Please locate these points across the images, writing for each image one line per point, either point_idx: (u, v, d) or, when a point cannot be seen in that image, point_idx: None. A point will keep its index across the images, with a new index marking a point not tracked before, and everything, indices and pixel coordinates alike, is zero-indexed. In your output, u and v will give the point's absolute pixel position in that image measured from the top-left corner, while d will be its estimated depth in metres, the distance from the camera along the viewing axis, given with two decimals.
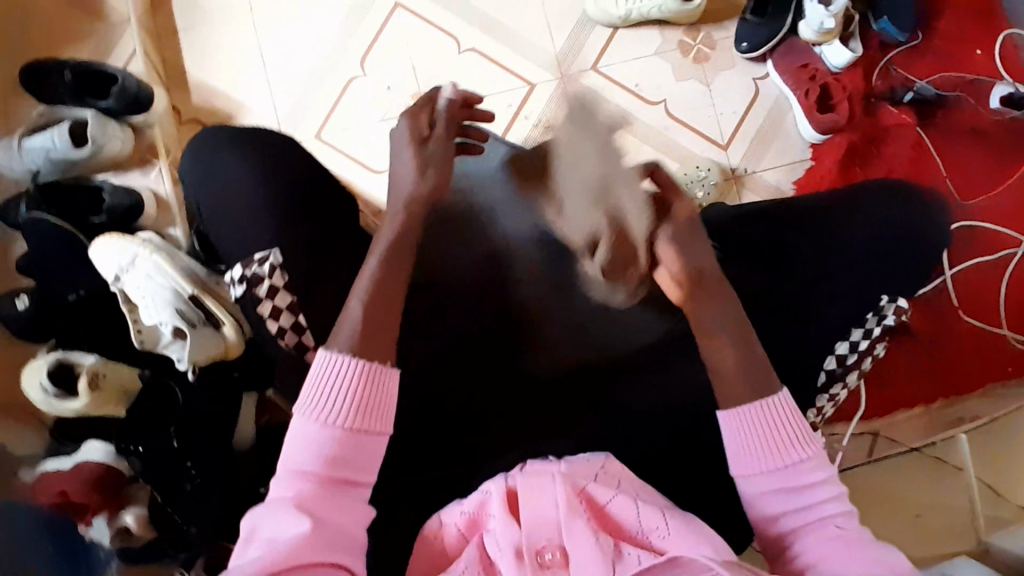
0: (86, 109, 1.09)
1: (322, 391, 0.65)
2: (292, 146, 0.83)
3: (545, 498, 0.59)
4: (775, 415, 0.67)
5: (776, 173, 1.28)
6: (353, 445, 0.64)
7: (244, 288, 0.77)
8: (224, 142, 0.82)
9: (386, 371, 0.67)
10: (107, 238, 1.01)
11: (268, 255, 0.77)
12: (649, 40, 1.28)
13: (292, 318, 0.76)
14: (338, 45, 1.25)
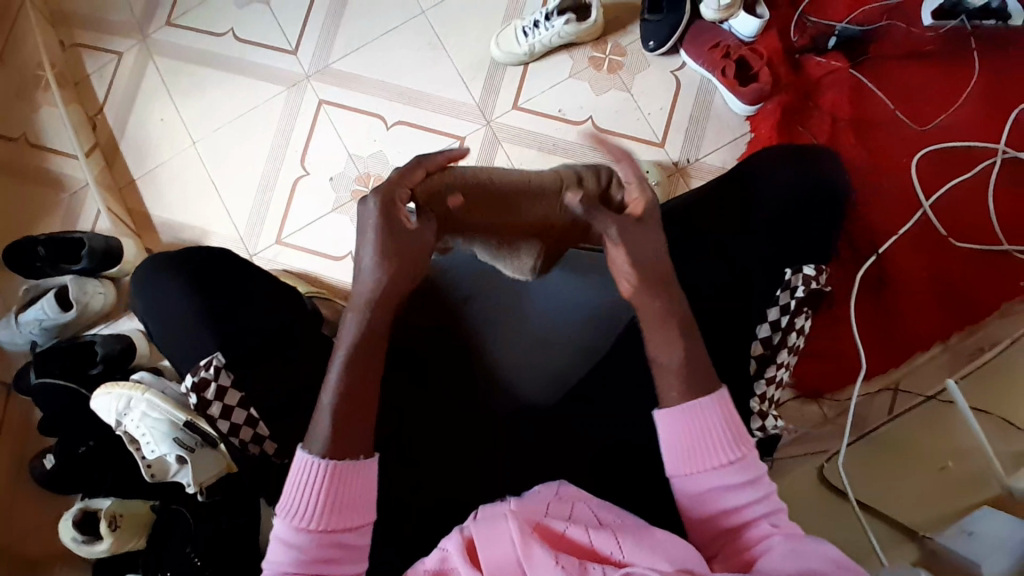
0: (67, 275, 1.20)
1: (296, 487, 0.65)
2: (227, 262, 0.85)
3: (500, 539, 0.64)
4: (703, 419, 0.70)
5: (719, 155, 1.27)
6: (336, 541, 0.65)
7: (193, 397, 0.77)
8: (156, 282, 0.83)
9: (366, 462, 0.67)
10: (101, 389, 1.04)
11: (211, 359, 0.78)
12: (560, 65, 1.31)
13: (244, 413, 0.78)
14: (276, 153, 1.33)
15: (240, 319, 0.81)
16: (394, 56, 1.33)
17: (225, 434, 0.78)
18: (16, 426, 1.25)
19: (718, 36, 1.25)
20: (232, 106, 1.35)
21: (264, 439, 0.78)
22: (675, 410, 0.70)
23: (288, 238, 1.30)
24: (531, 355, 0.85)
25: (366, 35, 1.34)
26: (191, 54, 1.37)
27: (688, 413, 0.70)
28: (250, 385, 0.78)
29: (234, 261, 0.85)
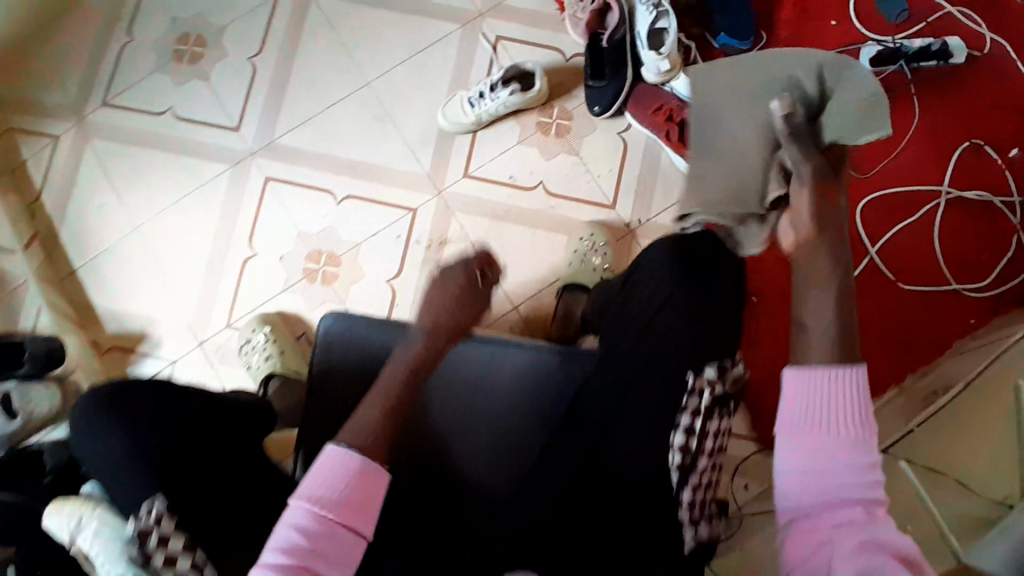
0: (8, 381, 1.13)
1: (318, 473, 0.65)
2: (167, 394, 0.81)
3: None
4: (826, 384, 0.62)
5: (669, 214, 1.28)
6: (339, 544, 0.62)
7: (138, 546, 0.73)
8: (89, 423, 0.79)
9: (382, 472, 0.67)
10: (52, 506, 1.01)
11: (152, 506, 0.74)
12: (508, 131, 1.31)
13: (189, 559, 0.73)
14: (223, 236, 1.31)
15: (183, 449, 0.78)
16: (342, 129, 1.32)
17: None
18: None
19: (661, 98, 1.26)
20: (175, 188, 1.32)
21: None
22: (807, 370, 0.63)
23: (238, 322, 1.28)
24: (494, 436, 0.84)
25: (311, 109, 1.32)
26: (130, 136, 1.33)
27: (826, 375, 0.62)
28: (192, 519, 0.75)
29: (175, 391, 0.82)
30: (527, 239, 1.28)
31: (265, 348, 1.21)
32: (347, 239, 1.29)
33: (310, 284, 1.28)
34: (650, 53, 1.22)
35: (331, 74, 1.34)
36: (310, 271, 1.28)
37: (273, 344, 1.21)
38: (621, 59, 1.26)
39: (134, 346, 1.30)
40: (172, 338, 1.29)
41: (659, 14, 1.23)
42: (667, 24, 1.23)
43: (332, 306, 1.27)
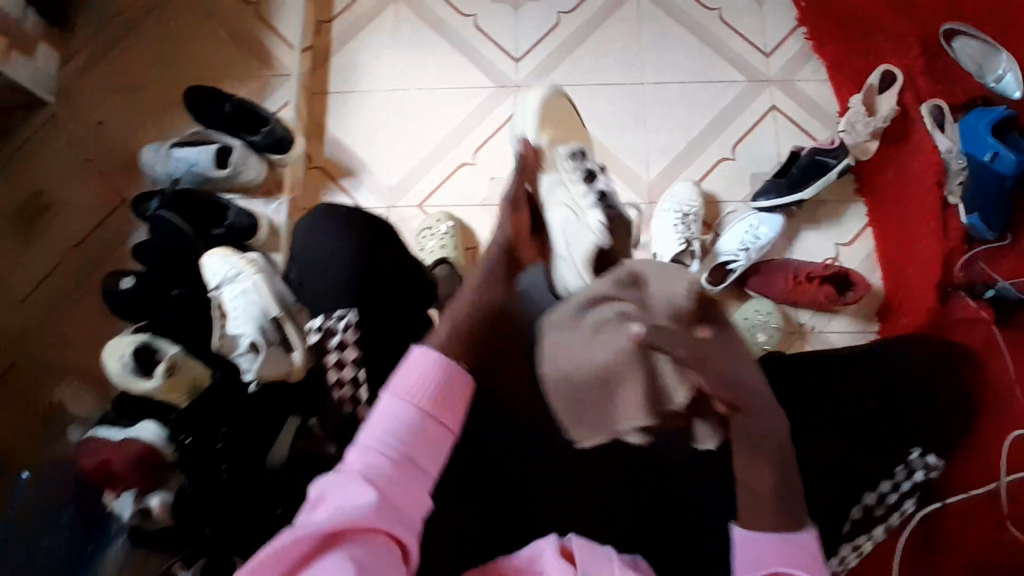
0: (238, 141, 1.28)
1: (410, 370, 0.67)
2: (370, 232, 0.94)
3: (601, 558, 0.67)
4: (806, 556, 0.64)
5: (842, 335, 1.30)
6: (417, 432, 0.65)
7: (320, 335, 0.89)
8: (337, 222, 0.95)
9: (460, 370, 0.68)
10: (220, 251, 1.14)
11: (346, 314, 0.88)
12: (740, 185, 1.35)
13: (353, 372, 0.85)
14: (456, 133, 1.41)
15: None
16: (600, 104, 1.40)
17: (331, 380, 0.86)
18: (112, 234, 1.33)
19: (793, 267, 1.27)
20: (442, 76, 1.44)
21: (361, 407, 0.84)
22: (755, 535, 0.65)
23: (429, 206, 1.38)
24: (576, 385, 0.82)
25: (584, 75, 1.42)
26: (431, 16, 1.48)
27: (780, 545, 0.64)
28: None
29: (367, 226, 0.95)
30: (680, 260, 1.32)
31: (444, 240, 1.30)
32: None
33: None
34: (827, 176, 1.28)
35: (619, 59, 1.43)
36: None
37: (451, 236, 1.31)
38: (804, 176, 1.29)
39: (338, 176, 1.40)
40: (374, 188, 1.39)
41: (743, 251, 1.26)
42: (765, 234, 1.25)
43: None
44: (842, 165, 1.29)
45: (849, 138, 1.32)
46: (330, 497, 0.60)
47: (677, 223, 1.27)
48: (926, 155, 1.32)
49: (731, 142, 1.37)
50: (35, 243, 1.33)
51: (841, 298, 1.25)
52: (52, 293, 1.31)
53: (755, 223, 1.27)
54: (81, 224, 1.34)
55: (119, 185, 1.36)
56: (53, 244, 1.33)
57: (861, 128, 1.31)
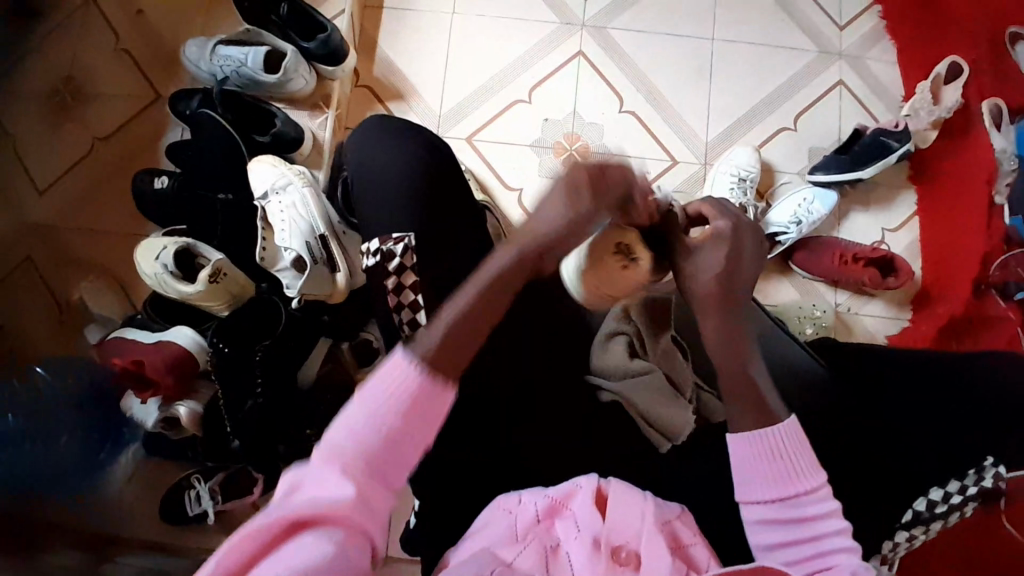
0: (290, 45, 1.20)
1: (389, 378, 0.63)
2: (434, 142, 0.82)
3: (634, 510, 0.67)
4: (784, 446, 0.66)
5: (875, 320, 1.25)
6: (394, 440, 0.61)
7: (374, 261, 0.75)
8: (395, 135, 0.80)
9: (443, 390, 0.63)
10: (269, 158, 1.09)
11: (405, 237, 0.75)
12: (797, 157, 1.32)
13: (413, 297, 0.73)
14: (514, 68, 1.35)
15: (459, 198, 0.79)
16: (666, 56, 1.36)
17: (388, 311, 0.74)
18: (146, 132, 1.27)
19: (840, 246, 1.24)
20: (506, 5, 1.37)
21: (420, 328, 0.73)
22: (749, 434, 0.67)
23: (477, 140, 1.32)
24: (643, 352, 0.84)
25: (653, 23, 1.36)
26: None
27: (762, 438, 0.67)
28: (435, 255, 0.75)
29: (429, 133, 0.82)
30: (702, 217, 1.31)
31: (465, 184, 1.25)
32: (607, 144, 1.32)
33: (553, 158, 1.32)
34: (893, 157, 1.24)
35: (692, 10, 1.37)
36: (561, 148, 1.32)
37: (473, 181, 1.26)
38: (869, 155, 1.25)
39: (386, 98, 1.33)
40: (422, 114, 1.33)
41: (794, 224, 1.24)
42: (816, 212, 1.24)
43: None
44: (904, 149, 1.24)
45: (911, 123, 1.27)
46: (302, 487, 0.59)
47: (732, 186, 1.24)
48: (979, 153, 1.26)
49: (794, 112, 1.34)
50: (62, 129, 1.26)
51: (886, 282, 1.21)
52: (78, 185, 1.24)
53: (810, 197, 1.25)
54: (111, 116, 1.27)
55: (154, 79, 1.28)
56: (80, 133, 1.26)
57: (924, 116, 1.27)
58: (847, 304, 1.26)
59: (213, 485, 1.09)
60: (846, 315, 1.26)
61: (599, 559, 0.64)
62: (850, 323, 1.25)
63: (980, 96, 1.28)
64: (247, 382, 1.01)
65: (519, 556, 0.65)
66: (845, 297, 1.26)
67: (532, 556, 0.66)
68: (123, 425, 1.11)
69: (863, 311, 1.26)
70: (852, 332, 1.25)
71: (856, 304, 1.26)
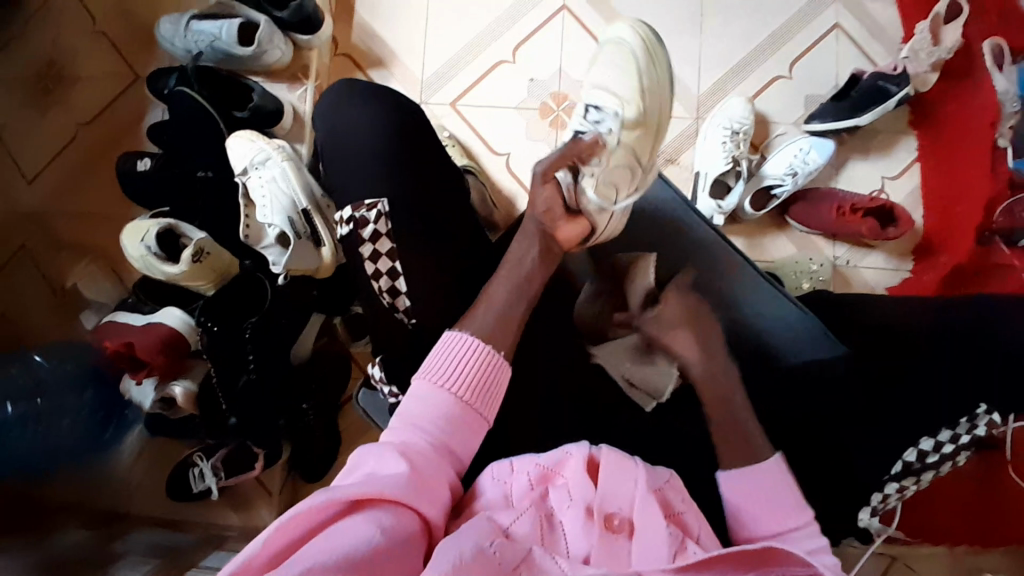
0: (263, 16, 1.17)
1: (448, 358, 0.68)
2: (406, 106, 0.80)
3: (625, 478, 0.67)
4: (770, 481, 0.67)
5: (876, 273, 1.23)
6: (456, 413, 0.66)
7: (348, 231, 0.74)
8: (363, 104, 0.78)
9: (504, 362, 0.69)
10: (247, 133, 1.08)
11: (375, 203, 0.73)
12: (794, 107, 1.27)
13: (389, 264, 0.72)
14: (495, 28, 1.31)
15: (433, 163, 0.77)
16: (654, 7, 1.30)
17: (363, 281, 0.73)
18: (126, 113, 1.25)
19: (838, 197, 1.20)
20: None
21: (398, 296, 0.72)
22: (734, 474, 0.69)
23: (460, 105, 1.29)
24: None
25: None
26: None
27: (747, 476, 0.68)
28: (410, 224, 0.73)
29: (399, 97, 0.79)
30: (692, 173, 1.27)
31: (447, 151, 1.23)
32: None
33: (540, 119, 1.28)
34: (892, 102, 1.19)
35: None
36: (548, 108, 1.29)
37: (455, 148, 1.25)
38: (868, 101, 1.20)
39: (367, 65, 1.30)
40: (404, 80, 1.30)
41: (789, 175, 1.20)
42: (812, 163, 1.20)
43: (546, 147, 1.27)
44: (904, 93, 1.19)
45: (910, 66, 1.20)
46: (362, 466, 0.61)
47: (725, 139, 1.20)
48: (984, 95, 1.19)
49: (789, 60, 1.28)
50: (44, 115, 1.25)
51: (890, 231, 1.17)
52: (65, 171, 1.23)
53: (807, 148, 1.20)
54: (90, 99, 1.25)
55: (130, 59, 1.26)
56: (63, 119, 1.25)
57: (924, 58, 1.19)
58: (846, 257, 1.23)
59: (217, 461, 1.09)
60: (844, 268, 1.23)
61: (593, 526, 0.64)
62: (848, 276, 1.23)
63: (982, 38, 1.21)
64: (239, 360, 1.01)
65: (518, 519, 0.65)
66: (844, 250, 1.23)
67: (530, 520, 0.65)
68: (124, 406, 1.10)
69: (862, 264, 1.23)
70: (850, 286, 1.22)
71: (855, 257, 1.23)
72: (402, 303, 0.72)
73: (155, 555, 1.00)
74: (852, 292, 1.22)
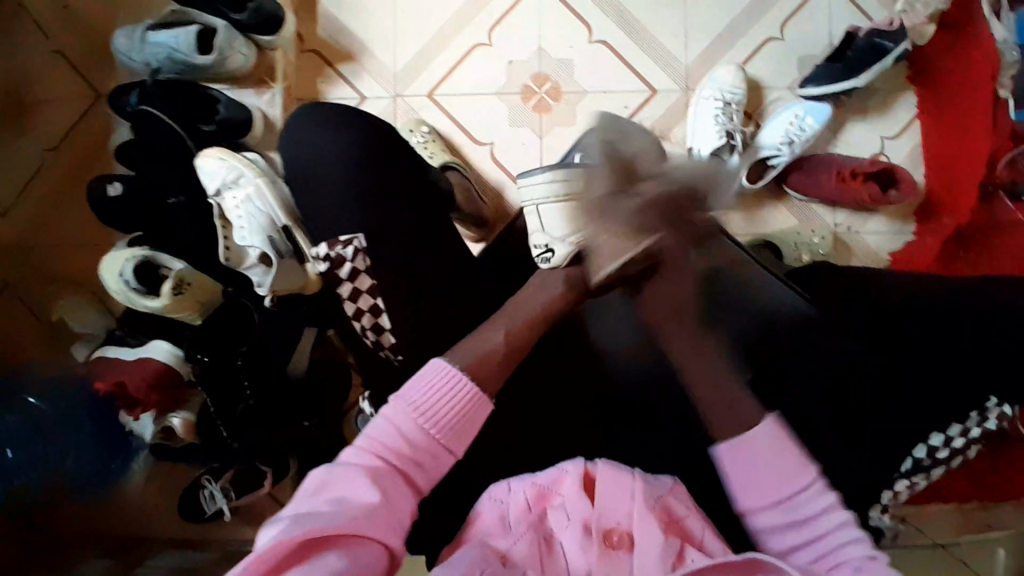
0: (220, 20, 1.10)
1: (423, 386, 0.61)
2: (375, 125, 0.74)
3: (622, 490, 0.60)
4: (770, 449, 0.60)
5: (880, 239, 1.19)
6: (428, 447, 0.59)
7: (326, 268, 0.70)
8: (326, 128, 0.73)
9: (486, 401, 0.62)
10: (214, 152, 1.02)
11: (352, 239, 0.69)
12: (788, 69, 1.21)
13: (371, 301, 0.69)
14: (468, 9, 1.23)
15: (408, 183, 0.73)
16: None
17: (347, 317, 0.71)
18: (93, 135, 1.20)
19: (838, 163, 1.15)
20: None
21: (384, 332, 0.69)
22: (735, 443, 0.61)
23: (437, 95, 1.23)
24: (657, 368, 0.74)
25: None
26: None
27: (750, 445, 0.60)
28: (387, 252, 0.70)
29: (366, 117, 0.74)
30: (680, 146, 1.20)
31: (427, 147, 1.18)
32: (579, 82, 1.22)
33: (523, 103, 1.22)
34: (888, 61, 1.12)
35: None
36: (530, 91, 1.22)
37: (435, 143, 1.18)
38: (865, 59, 1.13)
39: (336, 61, 1.23)
40: (377, 74, 1.23)
41: (786, 144, 1.14)
42: (807, 129, 1.14)
43: (531, 133, 1.22)
44: (901, 50, 1.13)
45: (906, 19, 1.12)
46: (333, 487, 0.56)
47: (717, 112, 1.15)
48: (985, 45, 1.11)
49: (780, 18, 1.21)
50: (8, 145, 1.20)
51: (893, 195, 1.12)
52: (38, 200, 1.19)
53: (803, 113, 1.15)
54: (52, 123, 1.20)
55: (88, 76, 1.20)
56: (27, 146, 1.20)
57: (920, 9, 1.11)
58: (848, 225, 1.19)
59: (225, 484, 1.08)
60: (846, 237, 1.19)
61: (590, 547, 0.58)
62: (850, 245, 1.19)
63: None
64: (234, 388, 1.00)
65: (512, 549, 0.58)
66: (845, 218, 1.19)
67: (525, 547, 0.58)
68: (127, 438, 1.06)
69: (864, 230, 1.19)
70: (854, 255, 1.19)
71: (857, 224, 1.19)
72: (386, 341, 0.70)
73: None
74: (854, 260, 1.18)
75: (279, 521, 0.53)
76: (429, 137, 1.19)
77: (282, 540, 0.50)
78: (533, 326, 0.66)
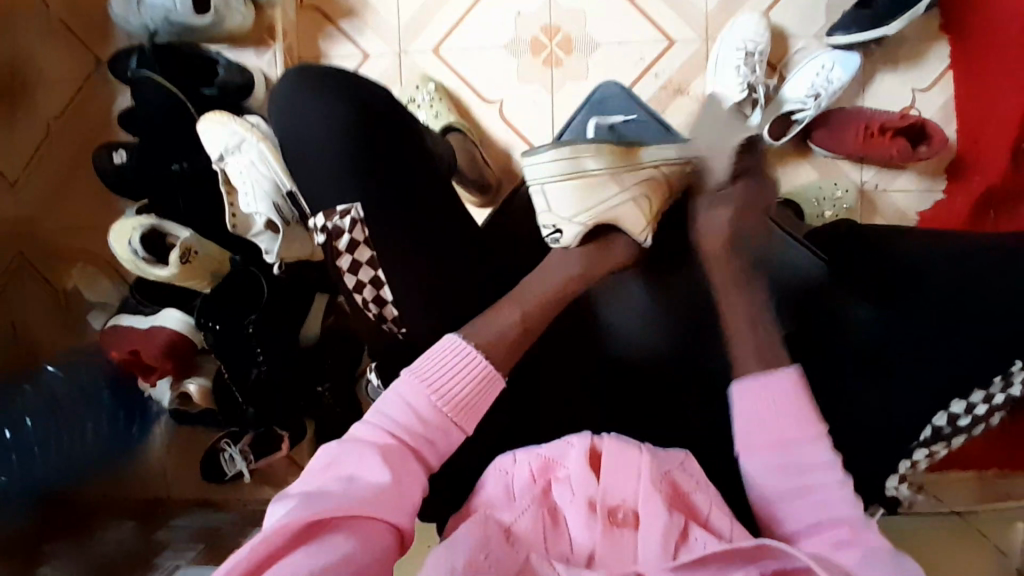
0: None
1: (436, 363, 0.61)
2: (372, 89, 0.71)
3: (630, 467, 0.59)
4: (778, 397, 0.62)
5: (907, 197, 1.14)
6: (437, 425, 0.59)
7: (326, 239, 0.69)
8: (319, 92, 0.69)
9: (499, 379, 0.63)
10: (215, 117, 1.00)
11: (350, 209, 0.67)
12: (814, 15, 1.13)
13: (373, 272, 0.68)
14: None
15: (407, 149, 0.70)
16: None
17: (350, 289, 0.69)
18: (94, 102, 1.17)
19: (865, 117, 1.10)
20: None
21: (387, 305, 0.68)
22: (750, 387, 0.63)
23: (443, 52, 1.18)
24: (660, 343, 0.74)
25: None
26: None
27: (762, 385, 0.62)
28: (389, 221, 0.68)
29: (364, 81, 0.71)
30: (698, 100, 1.15)
31: (433, 105, 1.13)
32: (590, 33, 1.16)
33: (531, 58, 1.17)
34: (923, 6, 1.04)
35: None
36: (538, 45, 1.17)
37: (441, 102, 1.14)
38: (899, 4, 1.05)
39: (336, 16, 1.18)
40: (379, 29, 1.18)
41: (812, 98, 1.08)
42: (834, 82, 1.08)
43: (541, 90, 1.17)
44: None
45: None
46: (342, 464, 0.56)
47: (738, 65, 1.08)
48: None
49: None
50: (13, 115, 1.18)
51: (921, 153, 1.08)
52: (46, 171, 1.18)
53: (829, 64, 1.09)
54: (54, 90, 1.18)
55: (85, 40, 1.16)
56: (31, 115, 1.18)
57: None
58: (875, 183, 1.14)
59: (244, 446, 1.09)
60: (868, 195, 1.14)
61: (594, 523, 0.57)
62: (874, 204, 1.14)
63: None
64: (247, 354, 1.01)
65: (519, 520, 0.57)
66: (872, 176, 1.14)
67: (532, 518, 0.57)
68: (146, 402, 1.09)
69: (891, 188, 1.14)
70: (878, 214, 1.14)
71: (882, 182, 1.14)
72: (390, 313, 0.69)
73: (198, 542, 1.02)
74: (878, 219, 1.14)
75: (286, 505, 0.52)
76: (435, 96, 1.15)
77: (288, 523, 0.50)
78: (543, 308, 0.67)
